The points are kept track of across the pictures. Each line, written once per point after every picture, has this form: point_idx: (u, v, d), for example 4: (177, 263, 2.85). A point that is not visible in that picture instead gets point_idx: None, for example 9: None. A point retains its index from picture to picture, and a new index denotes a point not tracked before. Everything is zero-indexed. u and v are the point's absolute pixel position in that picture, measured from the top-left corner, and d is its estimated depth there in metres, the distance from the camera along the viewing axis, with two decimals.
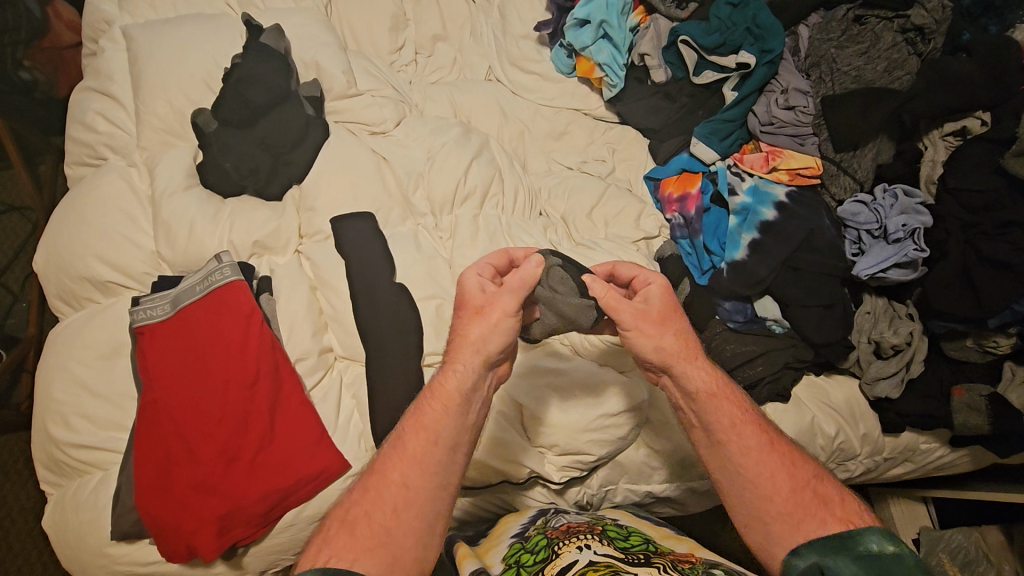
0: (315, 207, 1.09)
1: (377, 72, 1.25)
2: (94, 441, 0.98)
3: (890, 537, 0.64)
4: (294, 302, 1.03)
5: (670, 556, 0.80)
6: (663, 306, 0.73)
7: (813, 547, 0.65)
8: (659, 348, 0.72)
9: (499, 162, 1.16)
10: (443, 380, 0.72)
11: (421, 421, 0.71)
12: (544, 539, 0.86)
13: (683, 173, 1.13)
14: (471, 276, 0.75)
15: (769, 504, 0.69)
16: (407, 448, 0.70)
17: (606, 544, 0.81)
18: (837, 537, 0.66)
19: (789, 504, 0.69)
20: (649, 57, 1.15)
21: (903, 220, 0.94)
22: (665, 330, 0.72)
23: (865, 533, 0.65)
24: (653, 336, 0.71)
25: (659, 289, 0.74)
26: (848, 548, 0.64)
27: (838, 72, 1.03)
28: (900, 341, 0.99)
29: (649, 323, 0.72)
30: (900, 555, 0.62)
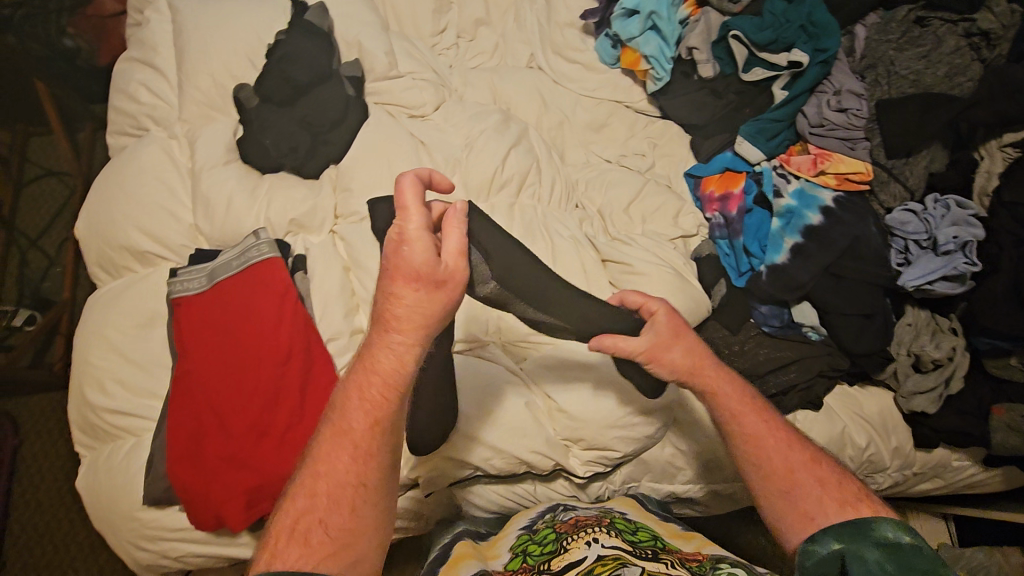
0: (351, 187, 1.10)
1: (419, 54, 1.24)
2: (129, 407, 1.00)
3: (907, 527, 0.65)
4: (328, 282, 1.04)
5: (678, 555, 0.79)
6: (671, 327, 0.80)
7: (829, 534, 0.67)
8: (668, 370, 0.79)
9: (537, 153, 1.16)
10: (382, 356, 0.67)
11: (364, 402, 0.67)
12: (553, 533, 0.87)
13: (726, 172, 1.09)
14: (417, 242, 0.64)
15: (797, 493, 0.72)
16: (348, 431, 0.67)
17: (614, 537, 0.81)
18: (852, 522, 0.67)
19: (814, 493, 0.71)
20: (697, 51, 1.11)
21: (955, 232, 0.91)
22: (677, 348, 0.79)
23: (879, 521, 0.66)
24: (665, 357, 0.79)
25: (665, 315, 0.81)
26: (864, 534, 0.65)
27: (895, 76, 1.00)
28: (942, 356, 0.97)
29: (670, 350, 0.79)
30: (918, 547, 0.63)
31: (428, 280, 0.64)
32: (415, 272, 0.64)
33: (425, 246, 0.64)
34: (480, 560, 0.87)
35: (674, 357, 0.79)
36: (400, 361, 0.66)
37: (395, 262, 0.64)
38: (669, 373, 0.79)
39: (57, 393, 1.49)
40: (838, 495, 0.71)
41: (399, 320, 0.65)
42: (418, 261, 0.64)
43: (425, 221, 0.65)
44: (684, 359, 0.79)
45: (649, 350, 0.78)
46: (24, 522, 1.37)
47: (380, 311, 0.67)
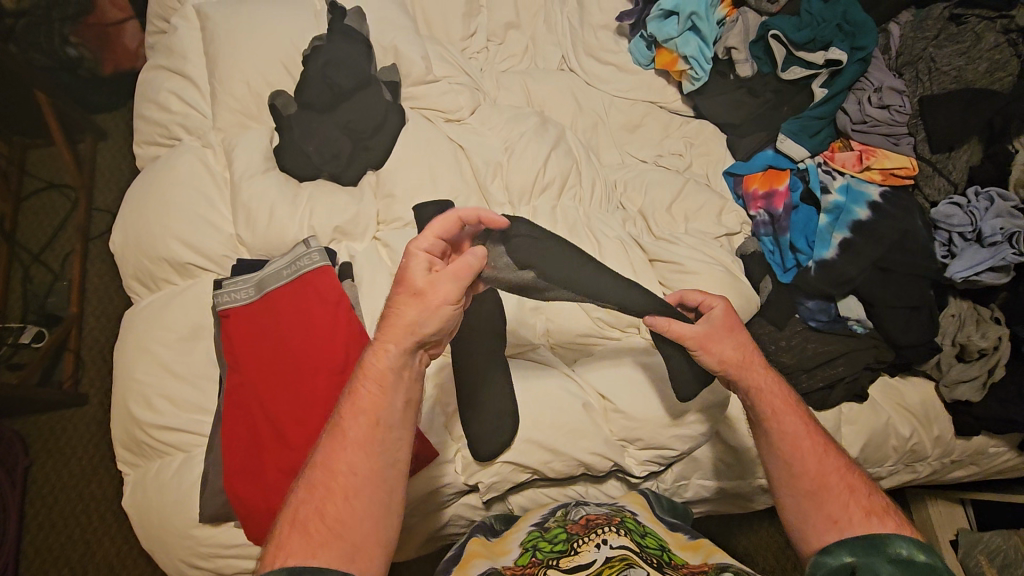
0: (394, 193, 1.09)
1: (452, 58, 1.23)
2: (176, 422, 0.97)
3: (922, 546, 0.66)
4: (376, 290, 1.03)
5: (683, 569, 0.79)
6: (726, 318, 0.81)
7: (846, 546, 0.67)
8: (717, 361, 0.79)
9: (576, 154, 1.16)
10: (374, 360, 0.72)
11: (356, 405, 0.71)
12: (564, 532, 0.87)
13: (768, 170, 1.10)
14: (419, 254, 0.74)
15: (825, 502, 0.72)
16: (347, 433, 0.70)
17: (623, 536, 0.82)
18: (866, 537, 0.67)
19: (842, 500, 0.72)
20: (736, 51, 1.13)
21: (1000, 223, 0.93)
22: (729, 337, 0.80)
23: (895, 537, 0.67)
24: (715, 347, 0.79)
25: (722, 309, 0.83)
26: (879, 549, 0.66)
27: (937, 72, 1.02)
28: (988, 344, 0.99)
29: (716, 342, 0.80)
30: (933, 565, 0.64)
31: (416, 289, 0.72)
32: (409, 283, 0.73)
33: (423, 262, 0.73)
34: (493, 560, 0.86)
35: (724, 350, 0.79)
36: (392, 361, 0.72)
37: (398, 271, 0.75)
38: (718, 365, 0.79)
39: (65, 412, 1.45)
40: (866, 506, 0.71)
41: (391, 322, 0.73)
42: (411, 272, 0.73)
43: (434, 245, 0.75)
44: (734, 352, 0.80)
45: (698, 339, 0.79)
46: (36, 545, 1.34)
47: (383, 315, 0.75)
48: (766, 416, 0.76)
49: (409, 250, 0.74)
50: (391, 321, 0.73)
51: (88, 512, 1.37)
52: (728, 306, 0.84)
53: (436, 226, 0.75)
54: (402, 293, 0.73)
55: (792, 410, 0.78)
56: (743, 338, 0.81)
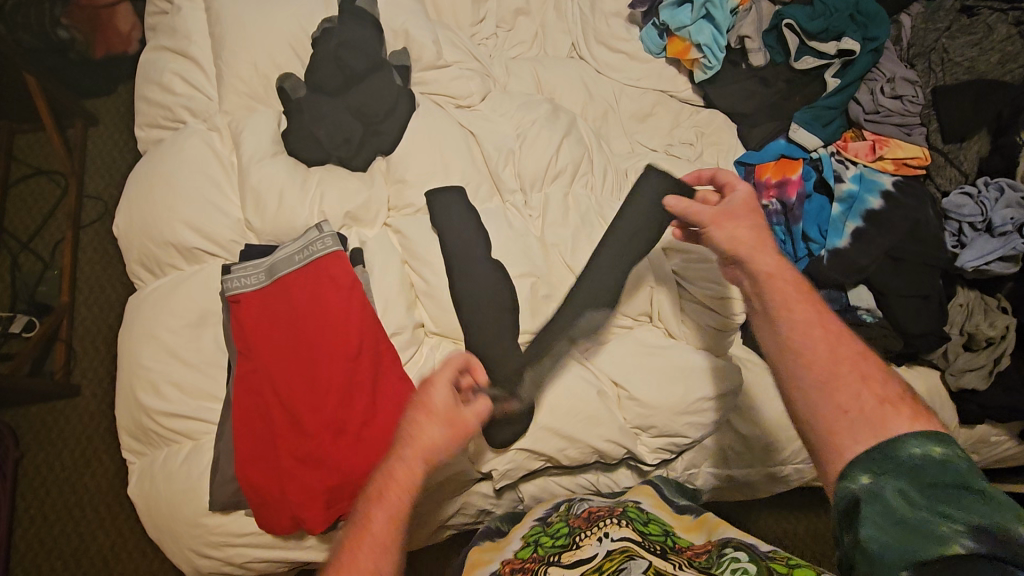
0: (405, 178, 1.08)
1: (461, 43, 1.22)
2: (185, 409, 0.96)
3: (935, 439, 0.60)
4: (388, 277, 1.02)
5: (686, 552, 0.79)
6: (746, 200, 0.83)
7: (874, 460, 0.61)
8: (729, 238, 0.81)
9: (586, 142, 1.17)
10: (406, 468, 0.72)
11: (386, 508, 0.70)
12: (566, 526, 0.88)
13: (781, 159, 1.08)
14: (443, 382, 0.77)
15: (831, 393, 0.68)
16: (368, 528, 0.69)
17: (624, 527, 0.82)
18: (877, 446, 0.62)
19: (856, 390, 0.67)
20: (750, 40, 1.13)
21: (1010, 214, 0.94)
22: (748, 218, 0.81)
23: (907, 438, 0.61)
24: (730, 226, 0.81)
25: (747, 194, 0.84)
26: (891, 456, 0.61)
27: (950, 63, 1.02)
28: (996, 333, 1.01)
29: (730, 220, 0.82)
30: (947, 462, 0.59)
31: (445, 418, 0.75)
32: (436, 408, 0.75)
33: (450, 394, 0.77)
34: (493, 561, 0.87)
35: (733, 230, 0.81)
36: (415, 476, 0.72)
37: (418, 396, 0.77)
38: (728, 242, 0.81)
39: (58, 402, 1.42)
40: (882, 395, 0.66)
41: (418, 441, 0.73)
42: (439, 405, 0.75)
43: (451, 375, 0.79)
44: (750, 234, 0.80)
45: (708, 216, 0.83)
46: (29, 537, 1.31)
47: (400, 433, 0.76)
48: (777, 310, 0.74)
49: (438, 380, 0.77)
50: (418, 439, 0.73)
51: (81, 504, 1.34)
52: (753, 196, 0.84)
53: (456, 361, 0.80)
54: (430, 416, 0.75)
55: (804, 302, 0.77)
56: (762, 225, 0.82)
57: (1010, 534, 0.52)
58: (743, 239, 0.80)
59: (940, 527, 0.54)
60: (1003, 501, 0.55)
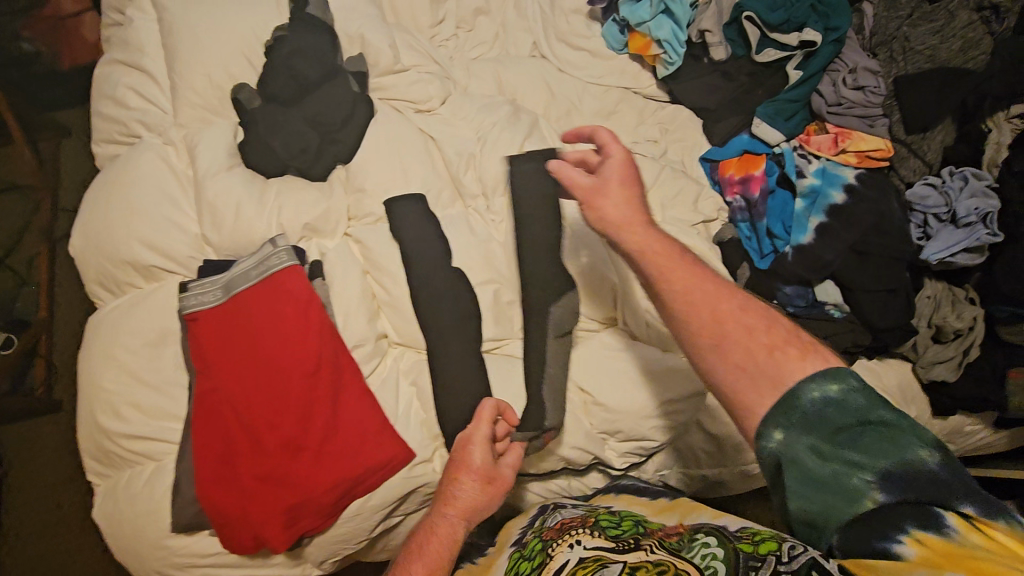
0: (365, 187, 1.07)
1: (420, 46, 1.21)
2: (145, 431, 0.95)
3: (831, 375, 0.58)
4: (348, 288, 1.01)
5: (658, 534, 0.79)
6: (618, 171, 0.75)
7: (790, 415, 0.58)
8: (602, 220, 0.73)
9: (549, 143, 1.15)
10: (447, 525, 0.81)
11: (429, 539, 0.81)
12: (540, 542, 0.84)
13: (744, 155, 1.08)
14: (479, 444, 0.85)
15: (731, 362, 0.62)
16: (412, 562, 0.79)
17: (595, 535, 0.80)
18: (783, 402, 0.59)
19: (746, 344, 0.62)
20: (710, 33, 1.11)
21: (974, 204, 0.92)
22: (619, 191, 0.74)
23: (804, 381, 0.59)
24: (601, 205, 0.74)
25: (621, 159, 0.75)
26: (793, 406, 0.58)
27: (911, 52, 1.01)
28: (964, 325, 0.99)
29: (605, 199, 0.74)
30: (843, 398, 0.57)
31: (479, 469, 0.84)
32: (475, 469, 0.84)
33: (486, 455, 0.85)
34: None
35: (605, 208, 0.73)
36: (456, 526, 0.82)
37: (457, 457, 0.85)
38: (602, 225, 0.73)
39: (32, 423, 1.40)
40: (769, 342, 0.62)
41: (455, 499, 0.83)
42: (474, 458, 0.84)
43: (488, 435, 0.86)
44: (621, 210, 0.73)
45: (584, 195, 0.75)
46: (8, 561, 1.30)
47: (439, 492, 0.84)
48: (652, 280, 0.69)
49: (475, 442, 0.85)
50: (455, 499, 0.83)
51: (62, 524, 1.34)
52: (629, 159, 0.76)
53: (487, 413, 0.87)
54: (468, 477, 0.84)
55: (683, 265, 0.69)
56: (632, 192, 0.74)
57: (916, 466, 0.54)
58: (616, 220, 0.72)
59: (852, 477, 0.56)
60: (902, 424, 0.56)
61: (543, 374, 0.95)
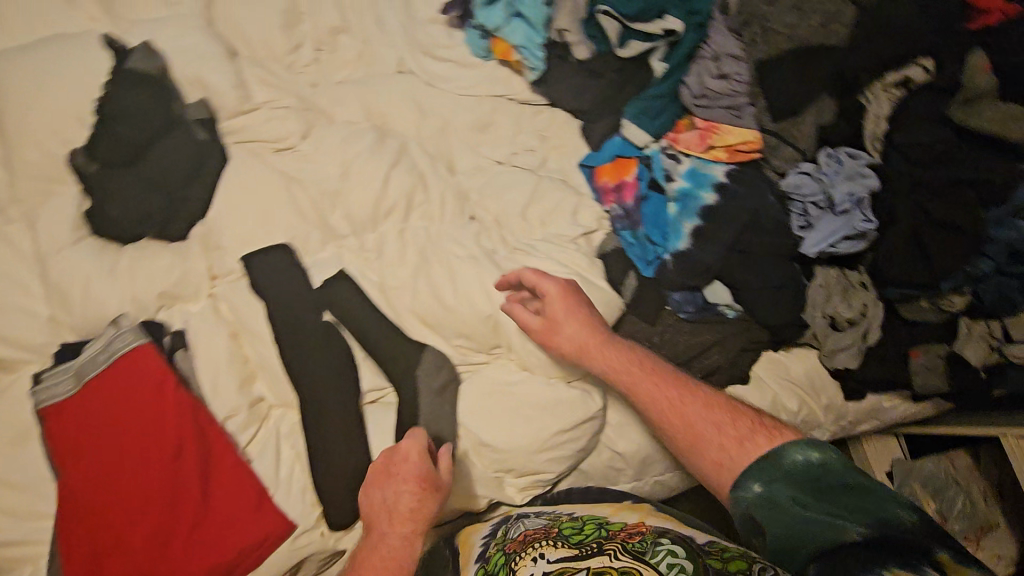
0: (223, 244, 1.01)
1: (274, 80, 1.13)
2: (10, 539, 0.88)
3: (815, 445, 0.77)
4: (214, 355, 0.95)
5: (620, 534, 0.79)
6: (564, 303, 0.92)
7: (757, 474, 0.77)
8: (563, 350, 0.91)
9: (421, 168, 1.09)
10: (393, 541, 0.80)
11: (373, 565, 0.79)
12: (503, 556, 0.81)
13: (617, 160, 1.03)
14: (411, 457, 0.84)
15: (726, 460, 0.80)
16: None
17: (560, 546, 0.77)
18: (760, 460, 0.78)
19: (715, 440, 0.82)
20: (569, 33, 1.03)
21: (849, 188, 0.90)
22: (571, 321, 0.91)
23: (793, 446, 0.78)
24: (557, 339, 0.91)
25: (557, 294, 0.92)
26: (772, 465, 0.77)
27: (771, 33, 0.94)
28: (854, 314, 0.96)
29: (567, 327, 0.91)
30: (823, 460, 0.76)
31: (412, 516, 0.82)
32: (410, 479, 0.83)
33: (421, 465, 0.84)
34: None
35: (563, 338, 0.91)
36: (403, 542, 0.81)
37: (391, 472, 0.84)
38: (563, 354, 0.91)
39: None
40: (737, 434, 0.81)
41: (393, 514, 0.82)
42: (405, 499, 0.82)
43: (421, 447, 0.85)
44: (574, 339, 0.91)
45: (540, 332, 0.92)
46: None
47: (374, 512, 0.83)
48: (628, 395, 0.87)
49: (409, 454, 0.84)
50: (394, 513, 0.82)
51: None
52: (564, 289, 0.93)
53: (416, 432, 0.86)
54: (413, 492, 0.82)
55: (644, 375, 0.88)
56: (581, 319, 0.91)
57: (896, 519, 0.70)
58: (584, 346, 0.90)
59: (823, 522, 0.71)
60: (873, 486, 0.73)
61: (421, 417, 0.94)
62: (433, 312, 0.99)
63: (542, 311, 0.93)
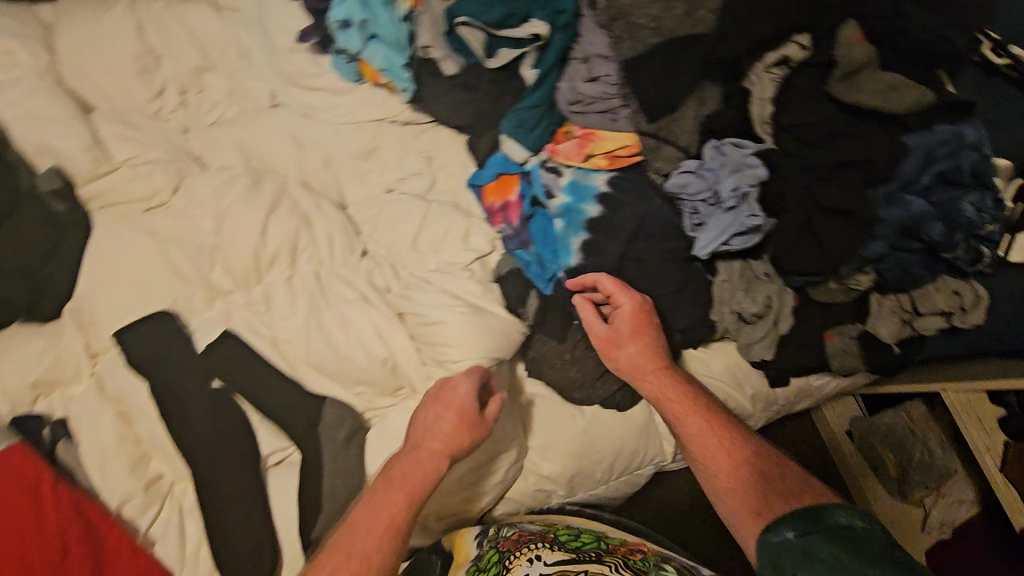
0: (97, 319, 0.95)
1: (137, 131, 1.05)
2: None
3: (860, 515, 0.69)
4: (99, 439, 0.89)
5: (618, 551, 0.88)
6: (630, 323, 0.88)
7: (789, 519, 0.72)
8: (615, 363, 0.89)
9: (303, 207, 1.03)
10: (416, 471, 0.82)
11: (377, 501, 0.80)
12: (495, 554, 0.89)
13: (500, 177, 0.97)
14: (462, 384, 0.86)
15: (755, 508, 0.78)
16: (360, 524, 0.79)
17: (556, 550, 0.86)
18: (809, 514, 0.71)
19: (756, 491, 0.79)
20: (432, 49, 0.97)
21: (734, 183, 0.85)
22: (634, 340, 0.88)
23: (838, 509, 0.70)
24: (615, 352, 0.89)
25: (632, 313, 0.88)
26: (817, 518, 0.70)
27: (636, 28, 0.89)
28: (759, 309, 0.91)
29: (622, 341, 0.89)
30: (868, 529, 0.67)
31: (444, 450, 0.83)
32: (454, 406, 0.85)
33: (470, 400, 0.85)
34: None
35: (622, 357, 0.89)
36: (430, 474, 0.82)
37: (443, 395, 0.86)
38: (615, 368, 0.89)
39: None
40: (784, 489, 0.78)
41: (426, 443, 0.83)
42: (445, 429, 0.84)
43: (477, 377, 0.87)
44: (634, 358, 0.88)
45: (601, 342, 0.90)
46: None
47: (413, 438, 0.84)
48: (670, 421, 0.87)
49: (459, 383, 0.86)
50: (425, 445, 0.83)
51: None
52: (638, 309, 0.88)
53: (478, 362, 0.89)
54: (457, 423, 0.84)
55: (697, 415, 0.86)
56: (648, 341, 0.88)
57: None
58: (635, 366, 0.88)
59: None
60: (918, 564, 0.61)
61: (327, 474, 0.90)
62: (328, 362, 0.94)
63: (610, 322, 0.90)
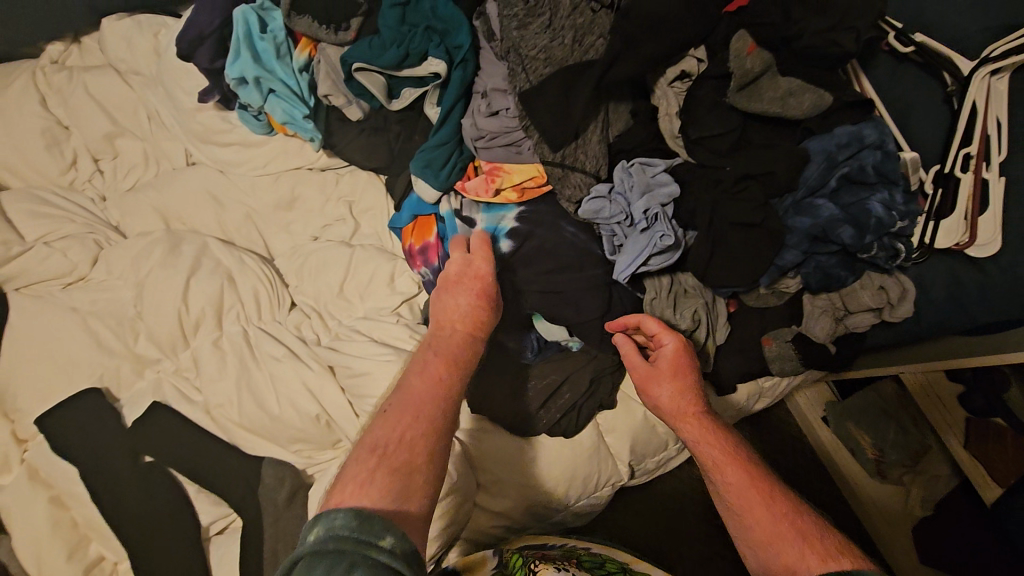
0: (21, 406, 0.92)
1: (53, 208, 1.08)
2: None
3: None
4: (29, 530, 0.85)
5: None
6: (671, 363, 0.83)
7: None
8: (654, 403, 0.83)
9: (227, 265, 1.02)
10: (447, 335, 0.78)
11: (426, 372, 0.73)
12: (521, 559, 0.87)
13: (417, 219, 0.99)
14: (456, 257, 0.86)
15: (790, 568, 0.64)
16: (410, 388, 0.71)
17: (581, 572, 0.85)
18: None
19: (798, 550, 0.65)
20: (333, 97, 0.98)
21: (646, 204, 0.85)
22: (674, 381, 0.82)
23: None
24: (653, 391, 0.83)
25: (673, 352, 0.84)
26: None
27: (528, 60, 0.85)
28: (687, 327, 0.89)
29: (659, 381, 0.83)
30: None
31: (472, 328, 0.80)
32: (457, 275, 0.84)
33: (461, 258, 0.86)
34: None
35: (660, 397, 0.83)
36: (467, 342, 0.79)
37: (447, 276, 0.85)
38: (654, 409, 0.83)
39: None
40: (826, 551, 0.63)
41: (449, 309, 0.81)
42: (470, 304, 0.81)
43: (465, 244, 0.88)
44: (670, 400, 0.82)
45: (640, 380, 0.85)
46: None
47: (437, 318, 0.81)
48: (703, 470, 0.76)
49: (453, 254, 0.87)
50: (451, 314, 0.81)
51: None
52: (682, 352, 0.84)
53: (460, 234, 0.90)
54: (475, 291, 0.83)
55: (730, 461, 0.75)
56: (688, 386, 0.82)
57: None
58: (675, 407, 0.81)
59: None
60: None
61: (271, 538, 0.85)
62: (258, 423, 0.91)
63: (654, 363, 0.86)
